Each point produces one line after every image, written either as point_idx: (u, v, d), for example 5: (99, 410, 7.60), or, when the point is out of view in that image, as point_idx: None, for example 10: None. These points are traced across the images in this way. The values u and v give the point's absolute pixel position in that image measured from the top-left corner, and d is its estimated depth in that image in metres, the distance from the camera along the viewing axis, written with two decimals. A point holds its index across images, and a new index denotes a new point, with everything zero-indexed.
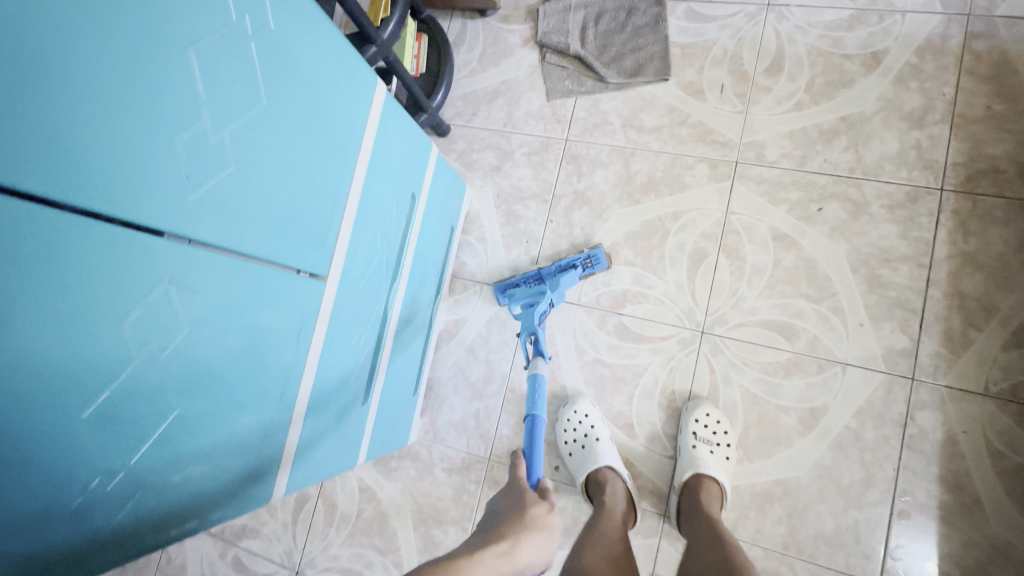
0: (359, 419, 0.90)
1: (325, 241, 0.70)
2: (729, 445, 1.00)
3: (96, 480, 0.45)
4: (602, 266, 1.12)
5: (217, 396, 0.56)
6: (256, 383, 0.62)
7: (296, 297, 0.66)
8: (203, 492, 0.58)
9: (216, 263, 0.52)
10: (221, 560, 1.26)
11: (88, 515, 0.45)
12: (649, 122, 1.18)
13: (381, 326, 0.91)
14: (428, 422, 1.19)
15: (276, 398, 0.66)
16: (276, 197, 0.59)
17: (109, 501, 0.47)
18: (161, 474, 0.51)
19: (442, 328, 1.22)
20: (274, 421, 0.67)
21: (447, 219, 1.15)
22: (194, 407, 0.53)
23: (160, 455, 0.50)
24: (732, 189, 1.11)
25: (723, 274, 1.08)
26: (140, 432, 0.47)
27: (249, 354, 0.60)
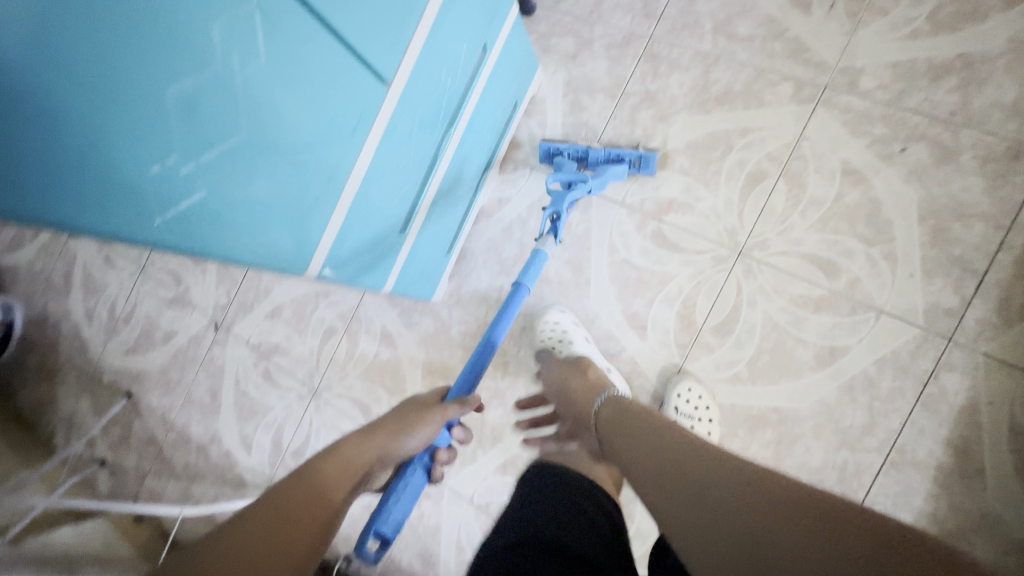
0: (394, 247, 0.97)
1: (396, 46, 0.73)
2: (711, 421, 1.01)
3: (171, 160, 0.51)
4: (648, 170, 1.10)
5: (277, 144, 0.62)
6: (311, 154, 0.67)
7: (358, 89, 0.70)
8: (251, 236, 0.65)
9: (298, 12, 0.57)
10: (253, 368, 1.42)
11: (160, 191, 0.52)
12: (743, 30, 1.10)
13: (430, 168, 0.96)
14: (454, 287, 1.26)
15: (326, 179, 0.71)
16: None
17: (178, 188, 0.53)
18: (221, 190, 0.58)
19: (486, 203, 1.25)
20: (318, 202, 0.73)
21: (512, 94, 1.15)
22: (256, 142, 0.59)
23: (223, 170, 0.57)
24: (813, 114, 1.04)
25: (778, 199, 1.04)
26: (209, 137, 0.54)
27: (310, 121, 0.65)
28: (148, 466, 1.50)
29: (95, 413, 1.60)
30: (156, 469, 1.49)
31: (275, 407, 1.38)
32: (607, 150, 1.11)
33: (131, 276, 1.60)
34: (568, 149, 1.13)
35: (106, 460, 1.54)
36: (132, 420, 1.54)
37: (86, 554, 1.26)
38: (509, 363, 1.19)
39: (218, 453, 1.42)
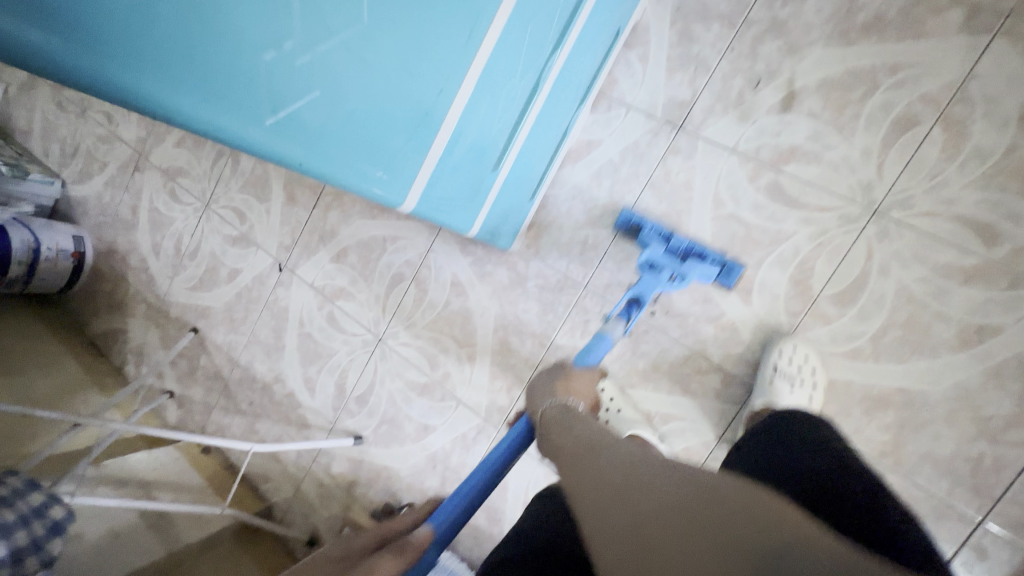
0: (485, 182, 0.89)
1: None
2: (814, 386, 0.89)
3: (285, 43, 0.58)
4: (728, 282, 0.99)
5: (392, 45, 0.63)
6: (427, 62, 0.66)
7: None
8: (361, 142, 0.69)
9: None
10: (318, 311, 1.39)
11: (275, 74, 0.59)
12: None
13: (530, 98, 0.85)
14: (532, 237, 1.17)
15: (441, 92, 0.69)
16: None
17: (291, 75, 0.60)
18: (332, 86, 0.63)
19: (573, 145, 1.14)
20: (432, 120, 0.71)
21: (616, 18, 1.01)
22: (372, 39, 0.60)
23: (334, 64, 0.61)
24: (988, 46, 0.86)
25: (931, 150, 0.89)
26: (320, 23, 0.58)
27: (428, 27, 0.63)
28: (214, 401, 1.52)
29: (163, 346, 1.64)
30: (221, 404, 1.51)
31: (339, 352, 1.36)
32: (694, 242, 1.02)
33: (196, 212, 1.58)
34: (651, 225, 1.03)
35: (173, 392, 1.58)
36: (198, 355, 1.56)
37: (164, 480, 1.30)
38: (589, 323, 1.11)
39: (281, 394, 1.43)
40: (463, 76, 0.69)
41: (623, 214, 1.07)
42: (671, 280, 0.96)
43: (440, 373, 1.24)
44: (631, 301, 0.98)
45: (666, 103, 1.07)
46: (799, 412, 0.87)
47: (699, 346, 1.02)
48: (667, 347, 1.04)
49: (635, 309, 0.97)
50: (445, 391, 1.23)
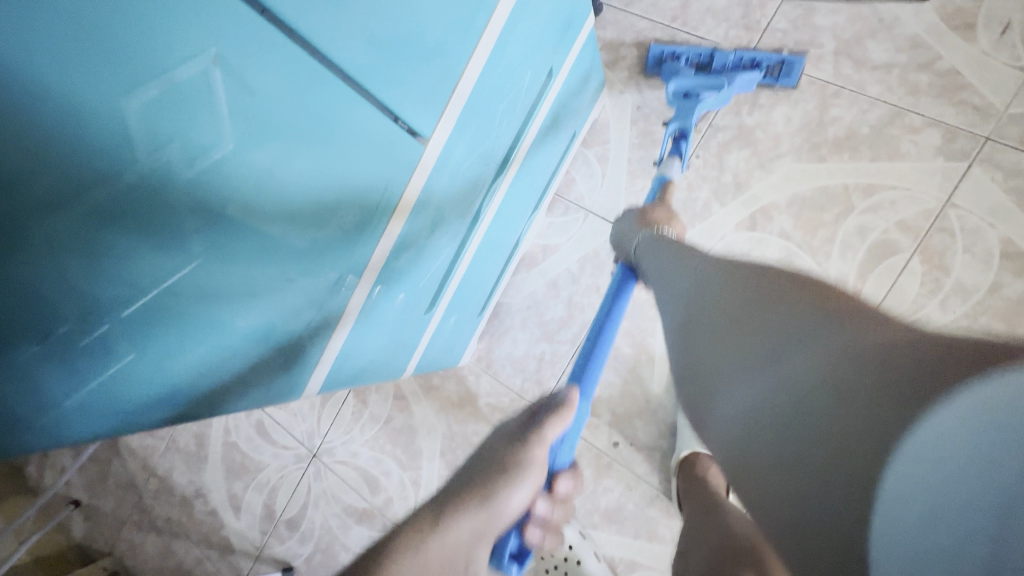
0: (419, 325, 0.79)
1: (428, 96, 0.51)
2: None
3: (64, 327, 0.35)
4: (790, 81, 0.88)
5: (260, 266, 0.45)
6: (310, 263, 0.50)
7: (383, 164, 0.51)
8: (242, 372, 0.51)
9: (294, 94, 0.39)
10: (245, 418, 1.22)
11: (87, 372, 0.37)
12: (875, 54, 0.86)
13: (468, 230, 0.74)
14: (484, 348, 1.05)
15: (334, 282, 0.54)
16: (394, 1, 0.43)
17: (95, 362, 0.38)
18: (183, 347, 0.42)
19: (527, 251, 1.03)
20: (321, 311, 0.56)
21: (571, 124, 0.92)
22: (236, 273, 0.43)
23: (184, 323, 0.41)
24: (965, 174, 0.80)
25: (910, 282, 0.81)
26: (140, 282, 0.37)
27: (309, 230, 0.47)
28: (126, 515, 1.32)
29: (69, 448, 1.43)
30: (135, 519, 1.31)
31: (268, 466, 1.19)
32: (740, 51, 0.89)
33: None
34: (687, 53, 0.91)
35: (79, 501, 1.36)
36: (109, 460, 1.35)
37: None
38: None
39: (203, 510, 1.25)
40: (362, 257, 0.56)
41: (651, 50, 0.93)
42: (714, 92, 0.81)
43: (381, 499, 1.09)
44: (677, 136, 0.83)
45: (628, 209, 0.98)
46: None
47: (667, 486, 0.91)
48: (633, 484, 0.92)
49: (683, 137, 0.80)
50: (387, 520, 1.08)
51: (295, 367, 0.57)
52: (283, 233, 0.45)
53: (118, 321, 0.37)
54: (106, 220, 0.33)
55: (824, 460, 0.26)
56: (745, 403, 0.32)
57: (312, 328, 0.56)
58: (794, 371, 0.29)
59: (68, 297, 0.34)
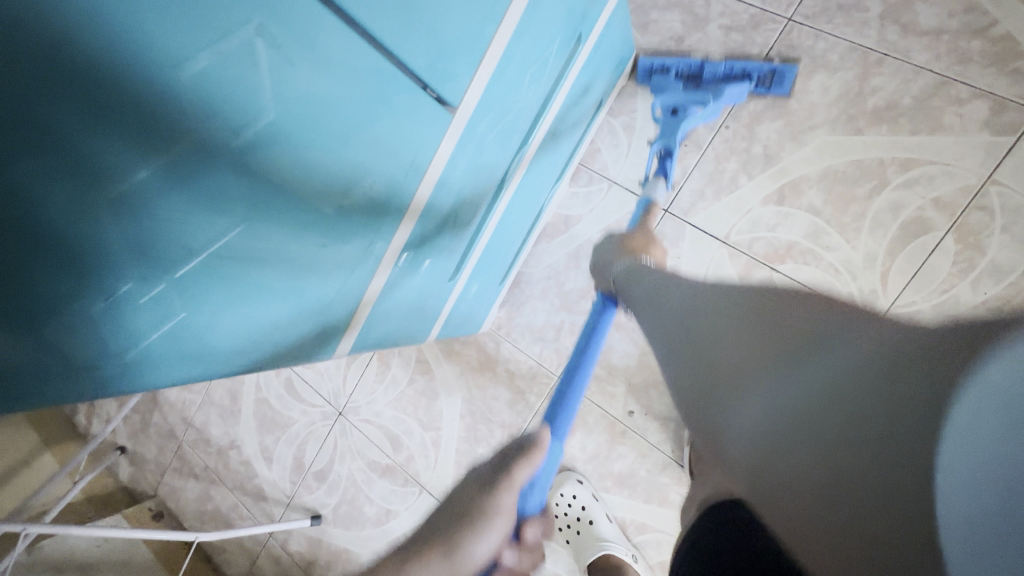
0: (442, 292, 0.81)
1: (462, 65, 0.52)
2: None
3: (124, 285, 0.36)
4: (782, 91, 0.87)
5: (299, 229, 0.46)
6: (342, 227, 0.51)
7: (414, 132, 0.52)
8: (281, 330, 0.53)
9: (336, 68, 0.40)
10: (275, 377, 1.28)
11: (142, 328, 0.39)
12: (926, 19, 0.81)
13: (493, 199, 0.75)
14: (504, 317, 1.07)
15: (365, 246, 0.56)
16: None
17: (150, 319, 0.40)
18: (226, 303, 0.45)
19: (549, 220, 1.03)
20: (352, 275, 0.57)
21: (599, 92, 0.90)
22: (273, 234, 0.44)
23: (227, 279, 0.43)
24: (1011, 149, 0.77)
25: (942, 261, 0.80)
26: (189, 242, 0.38)
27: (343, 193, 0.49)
28: (168, 462, 1.42)
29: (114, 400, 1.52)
30: (176, 466, 1.41)
31: (297, 422, 1.26)
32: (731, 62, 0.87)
33: None
34: (675, 65, 0.90)
35: (125, 447, 1.46)
36: (150, 412, 1.44)
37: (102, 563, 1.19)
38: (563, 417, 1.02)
39: (237, 460, 1.33)
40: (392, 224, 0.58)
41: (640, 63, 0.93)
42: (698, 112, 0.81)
43: (403, 456, 1.15)
44: (662, 154, 0.82)
45: None
46: None
47: (679, 455, 0.93)
48: (646, 451, 0.95)
49: (667, 155, 0.80)
50: (408, 475, 1.14)
51: (329, 326, 0.59)
52: (317, 190, 0.45)
53: (171, 280, 0.39)
54: (162, 183, 0.34)
55: (850, 462, 0.27)
56: (761, 408, 0.32)
57: (345, 288, 0.58)
58: (812, 371, 0.30)
59: (127, 257, 0.36)
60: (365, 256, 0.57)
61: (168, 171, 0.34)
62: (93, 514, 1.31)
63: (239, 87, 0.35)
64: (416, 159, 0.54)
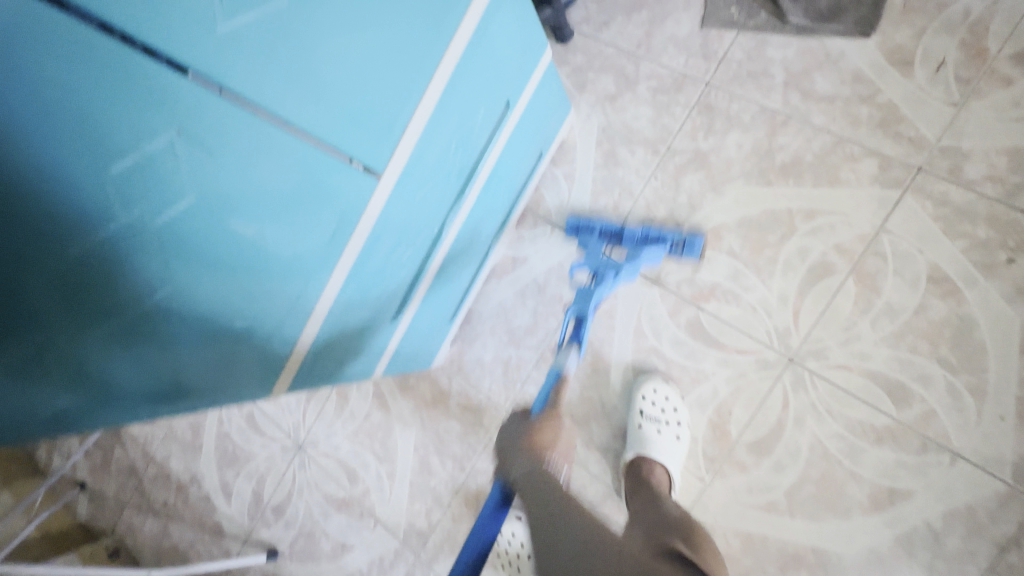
0: (385, 332, 0.86)
1: (385, 138, 0.59)
2: (680, 424, 0.92)
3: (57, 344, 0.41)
4: (692, 256, 0.93)
5: (229, 278, 0.51)
6: (274, 273, 0.56)
7: (339, 195, 0.58)
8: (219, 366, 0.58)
9: (254, 146, 0.46)
10: (237, 412, 1.30)
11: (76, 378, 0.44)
12: (822, 86, 0.91)
13: (433, 243, 0.82)
14: (456, 352, 1.12)
15: (298, 291, 0.61)
16: (341, 54, 0.49)
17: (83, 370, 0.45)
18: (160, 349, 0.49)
19: (497, 261, 1.10)
20: (291, 317, 0.62)
21: (538, 144, 0.98)
22: (203, 286, 0.49)
23: (160, 328, 0.48)
24: (899, 203, 0.86)
25: (844, 301, 0.87)
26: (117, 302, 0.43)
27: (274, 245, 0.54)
28: (128, 498, 1.42)
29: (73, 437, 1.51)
30: (136, 503, 1.41)
31: (257, 456, 1.28)
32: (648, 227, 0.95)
33: None
34: (599, 224, 0.97)
35: (85, 483, 1.46)
36: (113, 447, 1.43)
37: None
38: None
39: (197, 495, 1.34)
40: (327, 273, 0.63)
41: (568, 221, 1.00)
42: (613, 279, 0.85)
43: (359, 489, 1.17)
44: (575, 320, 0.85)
45: None
46: (665, 455, 0.89)
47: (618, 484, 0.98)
48: (589, 482, 0.99)
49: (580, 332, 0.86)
50: (363, 509, 1.16)
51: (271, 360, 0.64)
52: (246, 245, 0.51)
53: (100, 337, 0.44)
54: (88, 253, 0.39)
55: None
56: None
57: (284, 328, 0.62)
58: None
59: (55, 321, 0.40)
60: (299, 291, 0.61)
61: (102, 217, 0.39)
62: (46, 553, 1.29)
63: (159, 143, 0.39)
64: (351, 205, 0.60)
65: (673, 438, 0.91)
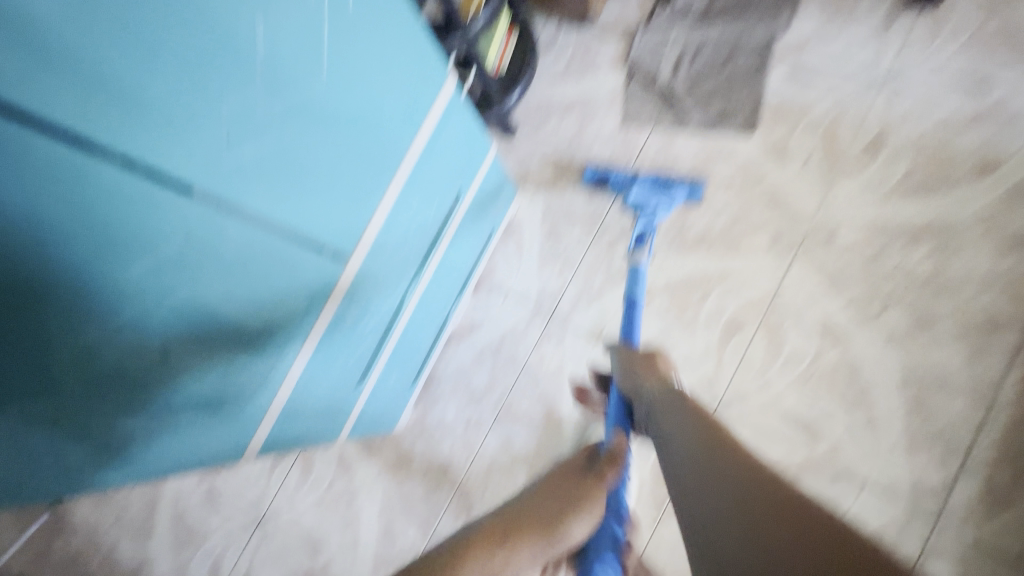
0: (350, 396, 0.92)
1: (353, 229, 0.70)
2: (627, 472, 1.00)
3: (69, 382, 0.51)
4: (695, 199, 1.09)
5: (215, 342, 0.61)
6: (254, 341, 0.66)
7: (315, 277, 0.68)
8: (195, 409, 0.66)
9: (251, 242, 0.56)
10: (195, 488, 1.28)
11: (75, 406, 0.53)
12: (721, 173, 1.11)
13: (395, 312, 0.91)
14: (418, 414, 1.18)
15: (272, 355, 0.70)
16: (326, 169, 0.61)
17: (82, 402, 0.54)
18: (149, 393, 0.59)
19: (456, 327, 1.20)
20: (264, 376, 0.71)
21: (488, 222, 1.12)
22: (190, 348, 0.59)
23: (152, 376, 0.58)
24: (791, 267, 1.03)
25: (756, 352, 1.01)
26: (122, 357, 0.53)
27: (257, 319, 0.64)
28: None
29: None
30: None
31: (215, 534, 1.25)
32: (654, 175, 1.10)
33: None
34: (615, 175, 1.12)
35: None
36: (49, 540, 1.34)
37: None
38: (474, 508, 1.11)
39: None
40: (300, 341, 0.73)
41: (586, 170, 1.14)
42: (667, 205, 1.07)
43: (322, 560, 1.17)
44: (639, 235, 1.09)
45: (539, 292, 1.16)
46: None
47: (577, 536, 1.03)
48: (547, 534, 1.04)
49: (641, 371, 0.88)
50: None
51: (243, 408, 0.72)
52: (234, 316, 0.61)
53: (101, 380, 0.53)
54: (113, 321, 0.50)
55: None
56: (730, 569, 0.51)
57: (254, 385, 0.71)
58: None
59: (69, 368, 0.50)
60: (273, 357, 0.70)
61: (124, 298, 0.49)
62: None
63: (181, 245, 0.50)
64: (320, 278, 0.69)
65: (623, 485, 0.99)
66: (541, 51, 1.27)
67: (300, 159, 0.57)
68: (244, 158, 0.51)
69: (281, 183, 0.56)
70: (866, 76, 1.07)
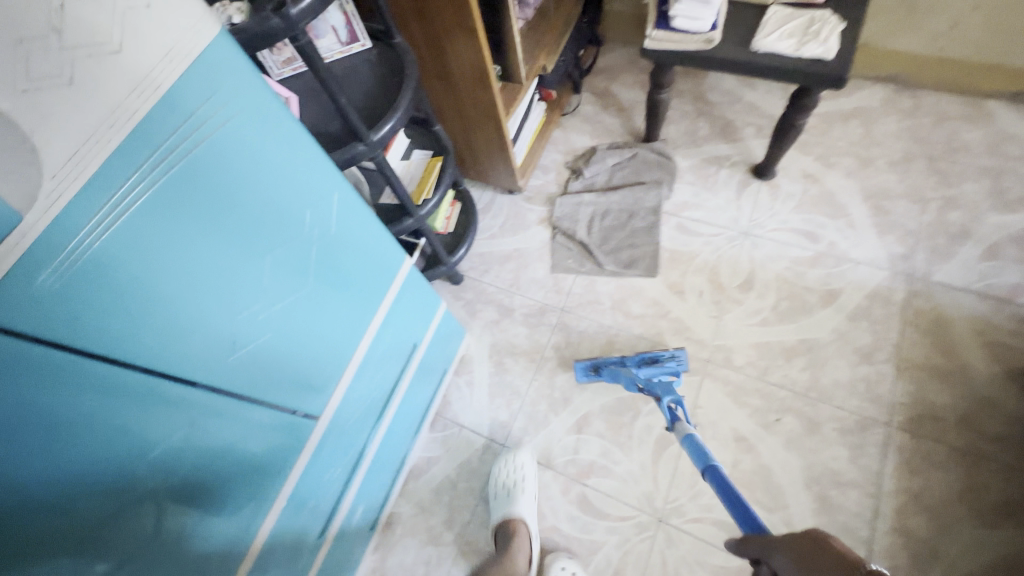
0: (311, 551, 0.92)
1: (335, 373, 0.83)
2: None
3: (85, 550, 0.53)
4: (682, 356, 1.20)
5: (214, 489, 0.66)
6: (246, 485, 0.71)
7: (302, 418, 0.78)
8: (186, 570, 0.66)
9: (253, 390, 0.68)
10: None
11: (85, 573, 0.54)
12: (635, 308, 1.33)
13: (358, 457, 0.98)
14: (378, 559, 1.18)
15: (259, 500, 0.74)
16: (319, 328, 0.76)
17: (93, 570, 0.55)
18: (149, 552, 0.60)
19: (414, 463, 1.26)
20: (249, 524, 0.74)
21: (441, 362, 1.25)
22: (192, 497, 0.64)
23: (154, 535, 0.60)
24: (701, 385, 1.22)
25: (684, 464, 1.15)
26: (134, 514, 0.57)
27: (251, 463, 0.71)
28: None
29: None
30: None
31: None
32: (640, 354, 1.21)
33: None
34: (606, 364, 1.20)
35: None
36: None
37: None
38: None
39: None
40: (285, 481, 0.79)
41: (576, 367, 1.24)
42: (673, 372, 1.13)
43: None
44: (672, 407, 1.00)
45: (491, 423, 1.27)
46: None
47: None
48: None
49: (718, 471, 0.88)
50: None
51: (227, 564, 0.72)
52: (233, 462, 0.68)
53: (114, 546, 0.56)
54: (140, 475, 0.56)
55: None
56: None
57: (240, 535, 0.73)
58: None
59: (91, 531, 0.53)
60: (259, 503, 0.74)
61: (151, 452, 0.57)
62: None
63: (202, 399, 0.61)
64: (294, 428, 0.77)
65: None
66: (480, 213, 1.54)
67: (300, 321, 0.73)
68: (236, 328, 0.63)
69: (262, 345, 0.68)
70: (732, 229, 1.38)
